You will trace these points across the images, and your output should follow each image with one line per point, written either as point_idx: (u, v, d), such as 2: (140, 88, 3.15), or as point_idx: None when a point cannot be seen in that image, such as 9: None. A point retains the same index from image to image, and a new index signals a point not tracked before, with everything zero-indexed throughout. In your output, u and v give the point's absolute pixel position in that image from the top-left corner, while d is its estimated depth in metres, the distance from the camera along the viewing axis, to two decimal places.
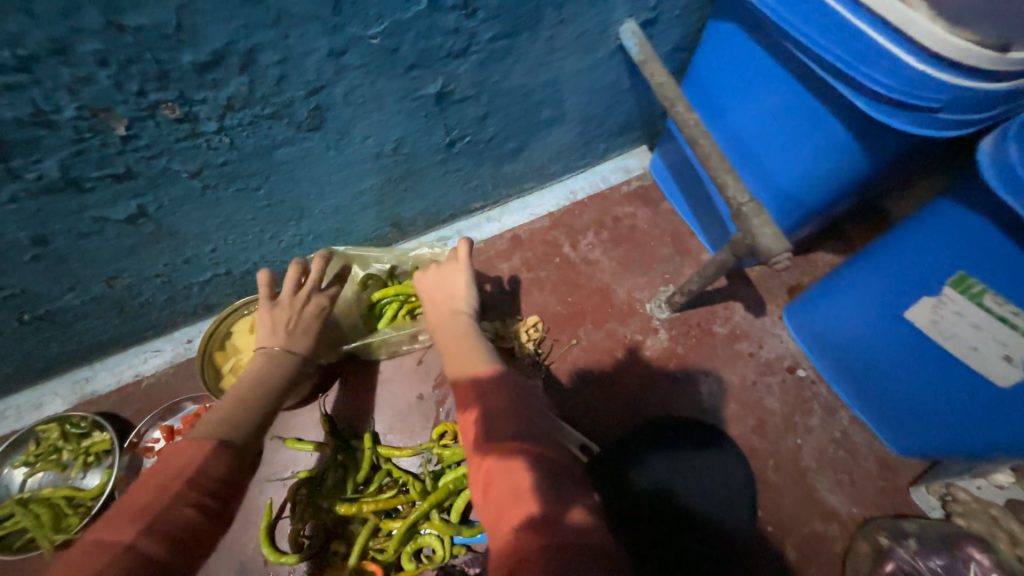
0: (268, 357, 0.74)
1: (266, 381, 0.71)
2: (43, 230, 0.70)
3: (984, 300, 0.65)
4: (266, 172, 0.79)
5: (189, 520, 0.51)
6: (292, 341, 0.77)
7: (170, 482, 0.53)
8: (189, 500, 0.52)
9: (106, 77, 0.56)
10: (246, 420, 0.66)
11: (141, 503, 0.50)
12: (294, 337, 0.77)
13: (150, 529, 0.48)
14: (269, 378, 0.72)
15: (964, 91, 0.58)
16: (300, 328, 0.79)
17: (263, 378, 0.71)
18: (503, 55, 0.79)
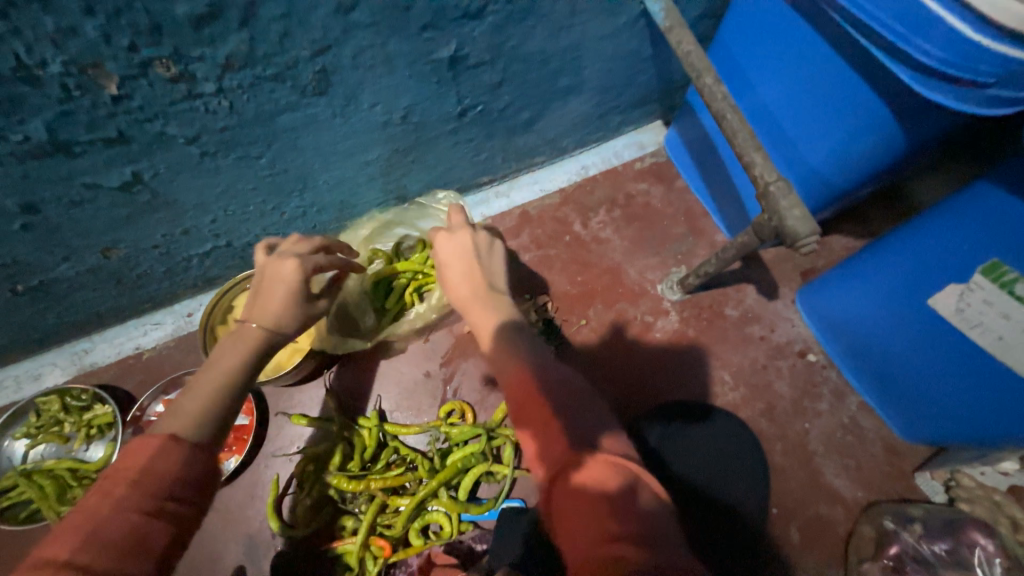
0: (242, 337, 0.58)
1: (241, 367, 0.56)
2: (33, 197, 0.67)
3: (1016, 288, 0.62)
4: (269, 139, 0.74)
5: (137, 526, 0.41)
6: (278, 318, 0.61)
7: (116, 485, 0.43)
8: (141, 503, 0.43)
9: (93, 28, 0.51)
10: (204, 408, 0.51)
11: (89, 507, 0.42)
12: (277, 313, 0.61)
13: (86, 541, 0.40)
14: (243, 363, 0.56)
15: (1021, 66, 0.53)
16: (272, 296, 0.62)
17: (234, 363, 0.56)
18: (521, 16, 0.74)
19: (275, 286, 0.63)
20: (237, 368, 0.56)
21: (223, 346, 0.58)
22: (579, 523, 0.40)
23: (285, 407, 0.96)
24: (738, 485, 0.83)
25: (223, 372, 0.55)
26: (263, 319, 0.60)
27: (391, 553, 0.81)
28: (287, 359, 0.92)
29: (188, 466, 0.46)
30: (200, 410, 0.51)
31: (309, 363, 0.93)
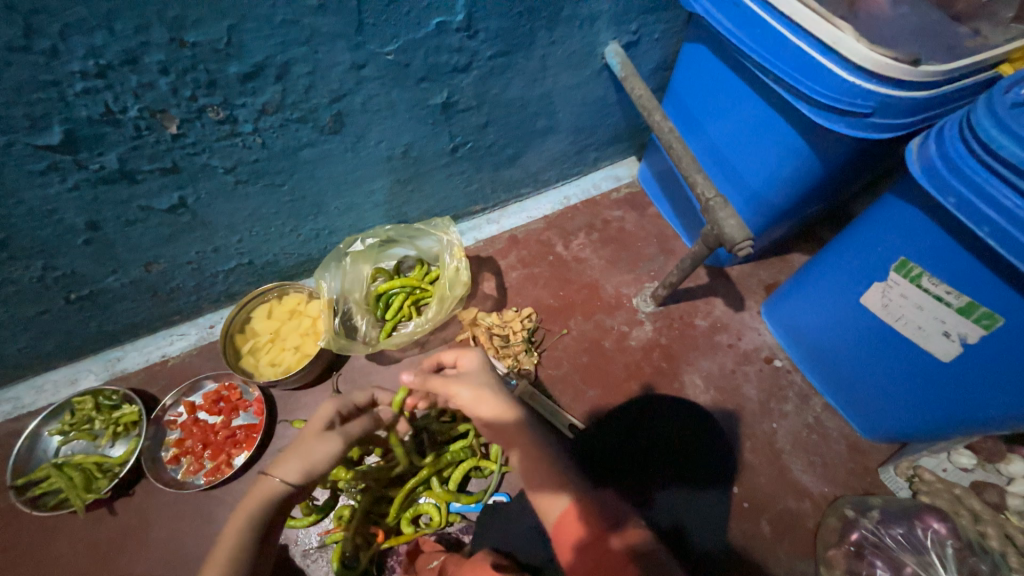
0: (261, 489, 0.65)
1: (257, 518, 0.64)
2: (97, 217, 0.81)
3: (923, 282, 0.73)
4: (292, 170, 0.89)
5: None
6: (302, 474, 0.66)
7: None
8: None
9: (165, 83, 0.67)
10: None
11: None
12: (299, 471, 0.66)
13: None
14: (249, 518, 0.64)
15: (888, 99, 0.68)
16: (302, 451, 0.67)
17: (244, 523, 0.64)
18: (501, 71, 0.91)
19: (307, 447, 0.68)
20: (244, 535, 0.63)
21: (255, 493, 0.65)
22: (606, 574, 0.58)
23: (292, 408, 1.04)
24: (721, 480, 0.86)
25: (239, 530, 0.63)
26: (286, 476, 0.65)
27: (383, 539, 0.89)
28: (295, 363, 1.03)
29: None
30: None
31: (316, 366, 1.03)
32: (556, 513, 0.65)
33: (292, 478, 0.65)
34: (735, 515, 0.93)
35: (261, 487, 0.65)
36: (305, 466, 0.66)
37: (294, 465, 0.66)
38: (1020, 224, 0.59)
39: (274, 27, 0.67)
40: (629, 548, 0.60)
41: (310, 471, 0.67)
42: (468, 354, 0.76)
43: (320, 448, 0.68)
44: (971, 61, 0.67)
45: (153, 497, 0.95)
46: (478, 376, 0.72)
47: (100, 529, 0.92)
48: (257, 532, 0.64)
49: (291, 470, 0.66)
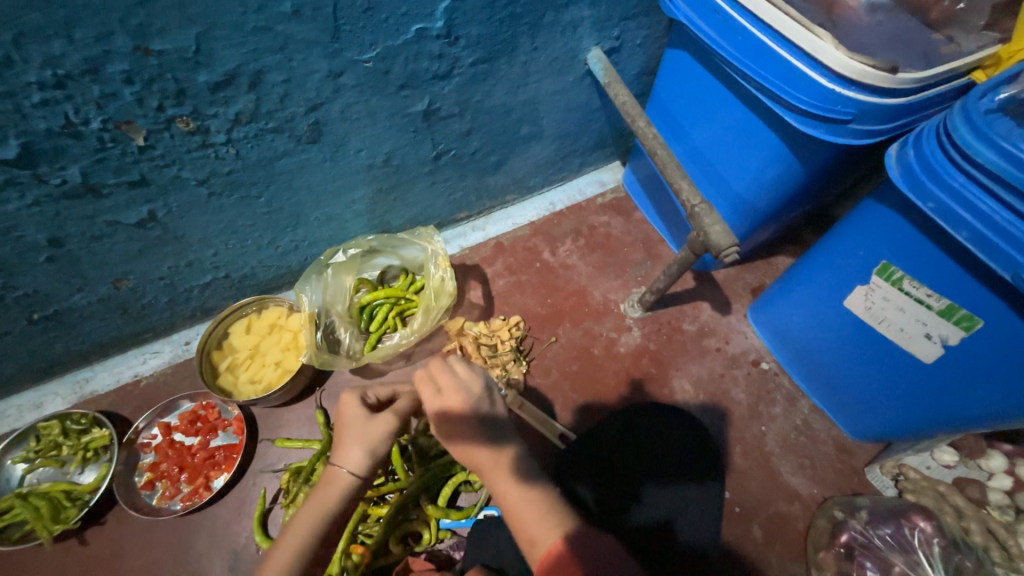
0: (331, 484, 0.64)
1: (331, 512, 0.63)
2: (60, 233, 0.77)
3: (904, 285, 0.74)
4: (268, 181, 0.86)
5: None
6: (367, 458, 0.66)
7: None
8: None
9: (130, 93, 0.64)
10: None
11: None
12: (364, 458, 0.65)
13: None
14: (323, 512, 0.62)
15: (867, 105, 0.68)
16: (368, 439, 0.66)
17: (310, 524, 0.62)
18: (484, 77, 0.90)
19: (364, 430, 0.67)
20: (311, 538, 0.61)
21: (324, 484, 0.64)
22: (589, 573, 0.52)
23: (274, 427, 1.00)
24: (714, 487, 0.86)
25: (303, 535, 0.61)
26: (354, 466, 0.65)
27: (373, 559, 0.86)
28: (276, 379, 0.99)
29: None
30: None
31: (298, 381, 1.00)
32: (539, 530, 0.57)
33: (363, 468, 0.64)
34: (727, 521, 0.93)
35: (331, 482, 0.64)
36: (371, 448, 0.66)
37: (361, 454, 0.65)
38: (995, 227, 0.60)
39: (245, 34, 0.64)
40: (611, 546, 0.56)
41: (372, 454, 0.67)
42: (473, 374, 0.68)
43: (380, 429, 0.68)
44: (946, 68, 0.68)
45: (126, 525, 0.91)
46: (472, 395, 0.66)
47: (69, 561, 0.88)
48: (324, 530, 0.62)
49: (355, 460, 0.65)
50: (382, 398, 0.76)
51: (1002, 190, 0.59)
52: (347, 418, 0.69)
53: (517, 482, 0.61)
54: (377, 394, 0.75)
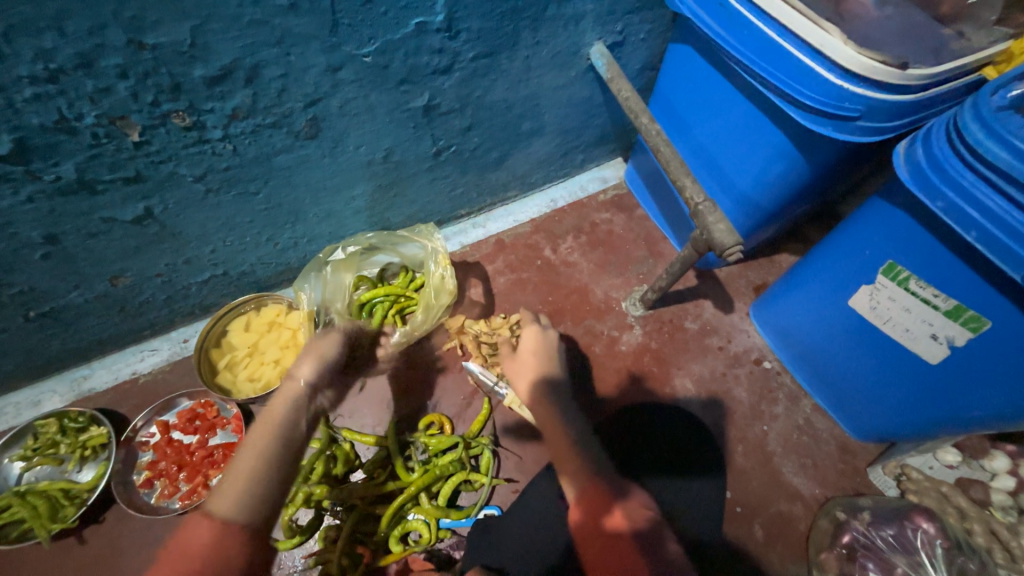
0: (283, 394, 0.69)
1: (283, 415, 0.66)
2: (55, 230, 0.76)
3: (910, 285, 0.73)
4: (266, 177, 0.85)
5: None
6: (317, 370, 0.74)
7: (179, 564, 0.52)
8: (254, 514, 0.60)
9: (124, 88, 0.62)
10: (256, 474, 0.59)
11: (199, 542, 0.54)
12: (311, 367, 0.74)
13: None
14: (281, 416, 0.66)
15: (877, 102, 0.67)
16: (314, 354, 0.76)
17: (273, 427, 0.64)
18: (485, 72, 0.88)
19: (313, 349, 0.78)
20: (269, 433, 0.63)
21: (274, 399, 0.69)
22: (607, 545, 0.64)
23: None
24: (715, 488, 0.85)
25: (267, 437, 0.63)
26: (306, 376, 0.72)
27: (372, 559, 0.86)
28: (275, 377, 0.98)
29: (223, 554, 0.54)
30: (241, 491, 0.58)
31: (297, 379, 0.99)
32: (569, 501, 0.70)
33: (311, 373, 0.72)
34: (728, 520, 0.93)
35: (287, 392, 0.69)
36: (320, 358, 0.76)
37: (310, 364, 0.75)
38: (1006, 227, 0.58)
39: (241, 27, 0.63)
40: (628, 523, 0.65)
41: (321, 365, 0.75)
42: (527, 332, 0.88)
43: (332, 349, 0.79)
44: (957, 64, 0.66)
45: (125, 524, 0.90)
46: (525, 356, 0.86)
47: (68, 559, 0.87)
48: (287, 429, 0.65)
49: (305, 369, 0.73)
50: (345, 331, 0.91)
51: (1010, 188, 0.58)
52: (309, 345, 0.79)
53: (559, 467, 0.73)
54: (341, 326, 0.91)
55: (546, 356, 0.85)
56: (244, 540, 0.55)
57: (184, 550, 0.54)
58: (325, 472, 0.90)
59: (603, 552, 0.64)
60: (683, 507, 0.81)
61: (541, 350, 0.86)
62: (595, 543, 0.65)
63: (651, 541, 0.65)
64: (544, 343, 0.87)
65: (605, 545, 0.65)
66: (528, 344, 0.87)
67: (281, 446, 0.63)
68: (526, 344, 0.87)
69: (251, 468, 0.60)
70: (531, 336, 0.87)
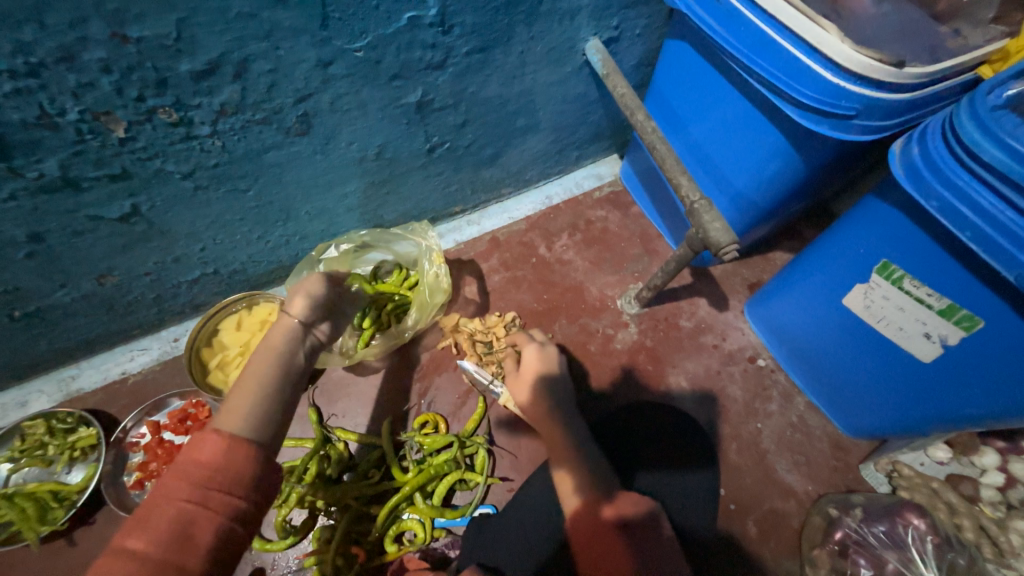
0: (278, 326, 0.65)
1: (283, 346, 0.62)
2: (39, 228, 0.74)
3: (905, 284, 0.73)
4: (256, 174, 0.84)
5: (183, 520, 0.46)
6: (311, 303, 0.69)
7: (194, 475, 0.49)
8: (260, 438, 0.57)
9: (108, 83, 0.61)
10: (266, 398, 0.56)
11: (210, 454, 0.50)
12: (305, 302, 0.68)
13: (142, 536, 0.45)
14: (280, 346, 0.62)
15: (873, 101, 0.67)
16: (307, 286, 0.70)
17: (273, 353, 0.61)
18: (479, 67, 0.87)
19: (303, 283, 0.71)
20: (273, 360, 0.60)
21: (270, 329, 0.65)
22: (603, 546, 0.63)
23: None
24: (709, 485, 0.85)
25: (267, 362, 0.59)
26: (301, 311, 0.67)
27: (367, 559, 0.85)
28: None
29: (233, 463, 0.50)
30: (246, 413, 0.55)
31: None
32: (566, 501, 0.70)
33: (306, 308, 0.67)
34: (722, 517, 0.93)
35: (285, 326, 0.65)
36: (307, 294, 0.69)
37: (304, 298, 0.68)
38: (999, 227, 0.59)
39: (228, 21, 0.61)
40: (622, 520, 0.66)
41: (313, 299, 0.69)
42: (530, 347, 0.87)
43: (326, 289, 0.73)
44: (953, 63, 0.66)
45: (116, 525, 0.89)
46: (527, 371, 0.85)
47: (57, 562, 0.86)
48: (284, 356, 0.61)
49: (298, 304, 0.67)
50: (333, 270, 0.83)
51: (1003, 187, 0.58)
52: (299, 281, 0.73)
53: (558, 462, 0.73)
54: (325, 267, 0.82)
55: (546, 368, 0.84)
56: (252, 451, 0.52)
57: (193, 462, 0.49)
58: (319, 472, 0.89)
59: (599, 551, 0.63)
60: (679, 507, 0.81)
61: (545, 366, 0.85)
62: (592, 543, 0.64)
63: (644, 538, 0.65)
64: (547, 359, 0.86)
65: (603, 534, 0.64)
66: (530, 360, 0.86)
67: (281, 369, 0.60)
68: (527, 359, 0.86)
69: (255, 388, 0.57)
70: (531, 349, 0.87)
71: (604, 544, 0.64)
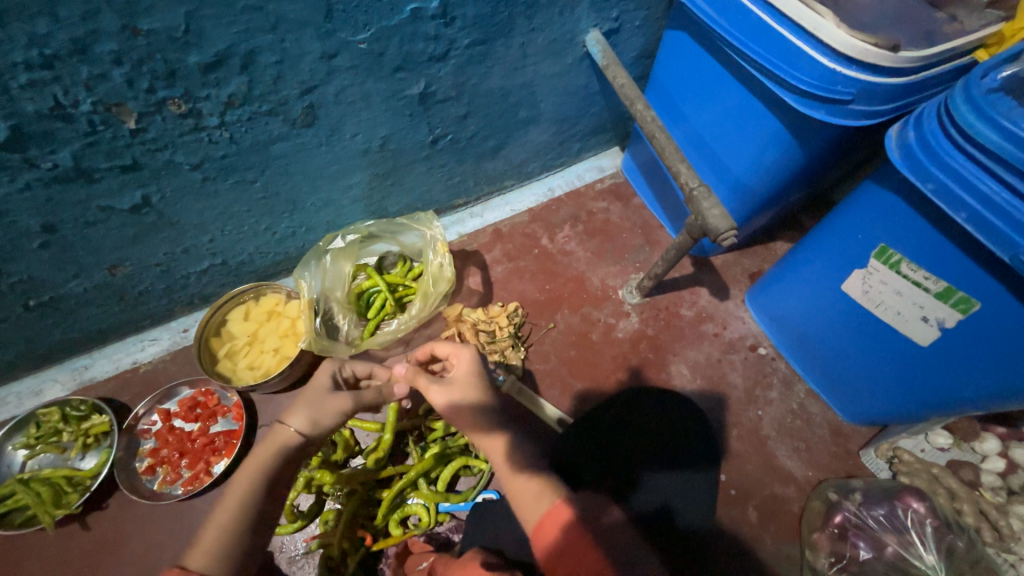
0: (273, 441, 0.66)
1: (271, 468, 0.65)
2: (53, 218, 0.76)
3: (902, 268, 0.73)
4: (263, 165, 0.85)
5: None
6: (312, 423, 0.69)
7: None
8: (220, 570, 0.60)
9: (120, 74, 0.63)
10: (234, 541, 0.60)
11: None
12: (310, 420, 0.68)
13: None
14: (261, 470, 0.64)
15: (868, 85, 0.68)
16: (308, 400, 0.70)
17: (250, 479, 0.64)
18: (480, 59, 0.88)
19: (317, 400, 0.71)
20: (254, 488, 0.64)
21: (264, 445, 0.67)
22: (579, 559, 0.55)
23: (272, 414, 1.00)
24: (709, 470, 0.86)
25: (240, 496, 0.63)
26: (300, 423, 0.68)
27: (372, 542, 0.87)
28: (275, 366, 0.99)
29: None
30: (212, 547, 0.59)
31: (296, 368, 1.00)
32: (535, 506, 0.61)
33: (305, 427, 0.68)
34: (722, 501, 0.95)
35: (275, 438, 0.67)
36: (315, 403, 0.70)
37: (304, 414, 0.69)
38: (995, 209, 0.59)
39: (235, 13, 0.63)
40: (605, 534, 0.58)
41: (318, 421, 0.69)
42: (461, 353, 0.75)
43: (331, 403, 0.71)
44: (949, 47, 0.67)
45: (128, 510, 0.92)
46: (463, 384, 0.71)
47: (72, 544, 0.89)
48: (269, 478, 0.65)
49: (300, 419, 0.68)
50: (358, 375, 0.80)
51: (1004, 172, 0.58)
52: (314, 386, 0.73)
53: (520, 472, 0.64)
54: (353, 370, 0.79)
55: (471, 380, 0.72)
56: None
57: None
58: (325, 459, 0.91)
59: (576, 560, 0.55)
60: (678, 489, 0.83)
61: (475, 377, 0.72)
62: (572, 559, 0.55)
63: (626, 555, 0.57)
64: (477, 364, 0.74)
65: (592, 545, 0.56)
66: (462, 372, 0.73)
67: (261, 493, 0.64)
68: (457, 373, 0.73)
69: (221, 526, 0.61)
70: (461, 360, 0.74)
71: (584, 555, 0.55)
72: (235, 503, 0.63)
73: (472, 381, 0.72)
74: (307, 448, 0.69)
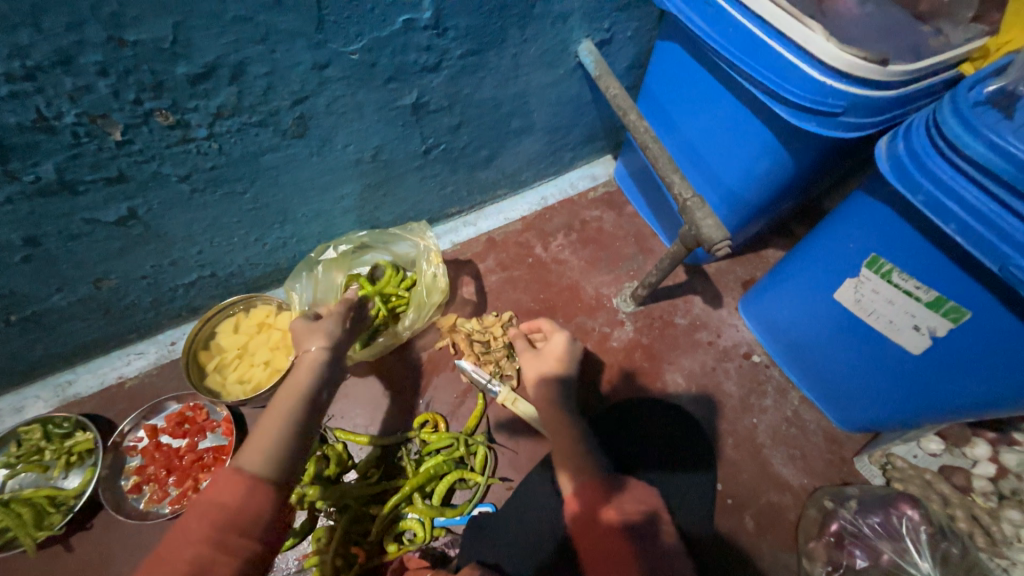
0: (304, 365, 0.70)
1: (308, 382, 0.67)
2: (36, 231, 0.74)
3: (893, 277, 0.74)
4: (252, 176, 0.84)
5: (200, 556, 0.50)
6: (327, 342, 0.75)
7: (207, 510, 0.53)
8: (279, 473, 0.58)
9: (105, 86, 0.61)
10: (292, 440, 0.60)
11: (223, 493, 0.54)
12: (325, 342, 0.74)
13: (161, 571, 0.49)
14: (303, 383, 0.67)
15: (859, 98, 0.68)
16: (319, 330, 0.77)
17: (293, 389, 0.65)
18: (473, 69, 0.88)
19: (317, 330, 0.77)
20: (298, 398, 0.64)
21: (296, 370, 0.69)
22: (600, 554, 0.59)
23: None
24: (706, 479, 0.86)
25: (287, 401, 0.64)
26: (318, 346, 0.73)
27: (366, 559, 0.86)
28: (265, 379, 0.97)
29: (252, 499, 0.54)
30: (270, 445, 0.59)
31: None
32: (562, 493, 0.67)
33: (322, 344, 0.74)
34: (719, 511, 0.94)
35: (303, 363, 0.70)
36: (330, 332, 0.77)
37: (318, 338, 0.75)
38: (980, 217, 0.60)
39: (223, 25, 0.62)
40: (624, 524, 0.61)
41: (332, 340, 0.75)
42: (558, 335, 0.89)
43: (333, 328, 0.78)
44: (936, 60, 0.68)
45: (114, 530, 0.89)
46: (553, 357, 0.86)
47: (54, 567, 0.86)
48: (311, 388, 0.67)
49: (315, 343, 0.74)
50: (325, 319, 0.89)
51: (990, 182, 0.59)
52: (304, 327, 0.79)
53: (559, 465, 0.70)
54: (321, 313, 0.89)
55: (567, 361, 0.85)
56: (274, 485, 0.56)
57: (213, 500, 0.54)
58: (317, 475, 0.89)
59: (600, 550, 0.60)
60: (675, 499, 0.82)
61: (566, 358, 0.85)
62: (594, 548, 0.60)
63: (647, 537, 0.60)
64: (568, 349, 0.86)
65: (615, 536, 0.60)
66: (550, 352, 0.86)
67: (305, 402, 0.65)
68: (557, 348, 0.86)
69: (275, 427, 0.61)
70: (560, 340, 0.88)
71: (607, 548, 0.59)
72: (284, 409, 0.63)
73: (568, 362, 0.85)
74: (335, 366, 0.72)
